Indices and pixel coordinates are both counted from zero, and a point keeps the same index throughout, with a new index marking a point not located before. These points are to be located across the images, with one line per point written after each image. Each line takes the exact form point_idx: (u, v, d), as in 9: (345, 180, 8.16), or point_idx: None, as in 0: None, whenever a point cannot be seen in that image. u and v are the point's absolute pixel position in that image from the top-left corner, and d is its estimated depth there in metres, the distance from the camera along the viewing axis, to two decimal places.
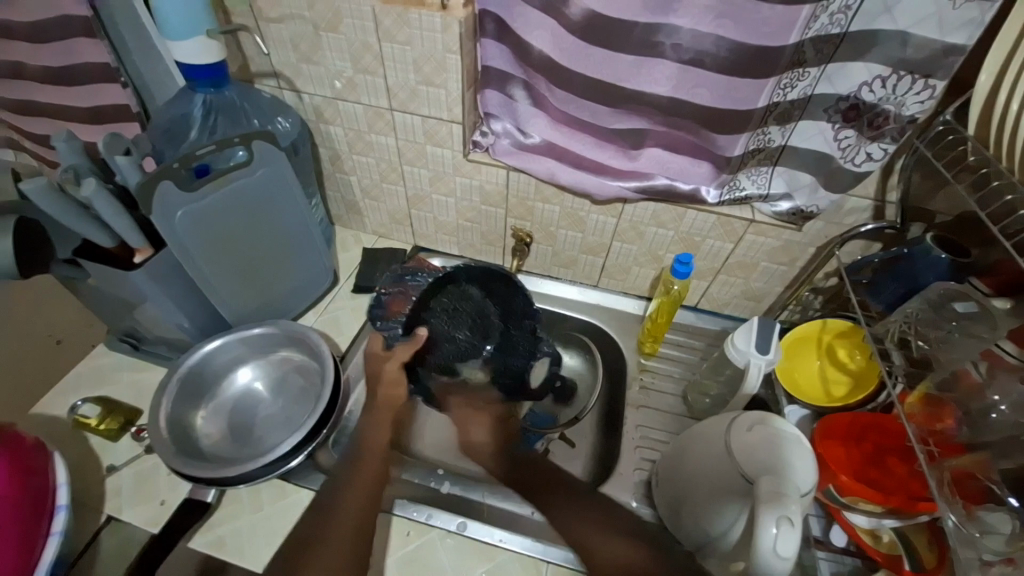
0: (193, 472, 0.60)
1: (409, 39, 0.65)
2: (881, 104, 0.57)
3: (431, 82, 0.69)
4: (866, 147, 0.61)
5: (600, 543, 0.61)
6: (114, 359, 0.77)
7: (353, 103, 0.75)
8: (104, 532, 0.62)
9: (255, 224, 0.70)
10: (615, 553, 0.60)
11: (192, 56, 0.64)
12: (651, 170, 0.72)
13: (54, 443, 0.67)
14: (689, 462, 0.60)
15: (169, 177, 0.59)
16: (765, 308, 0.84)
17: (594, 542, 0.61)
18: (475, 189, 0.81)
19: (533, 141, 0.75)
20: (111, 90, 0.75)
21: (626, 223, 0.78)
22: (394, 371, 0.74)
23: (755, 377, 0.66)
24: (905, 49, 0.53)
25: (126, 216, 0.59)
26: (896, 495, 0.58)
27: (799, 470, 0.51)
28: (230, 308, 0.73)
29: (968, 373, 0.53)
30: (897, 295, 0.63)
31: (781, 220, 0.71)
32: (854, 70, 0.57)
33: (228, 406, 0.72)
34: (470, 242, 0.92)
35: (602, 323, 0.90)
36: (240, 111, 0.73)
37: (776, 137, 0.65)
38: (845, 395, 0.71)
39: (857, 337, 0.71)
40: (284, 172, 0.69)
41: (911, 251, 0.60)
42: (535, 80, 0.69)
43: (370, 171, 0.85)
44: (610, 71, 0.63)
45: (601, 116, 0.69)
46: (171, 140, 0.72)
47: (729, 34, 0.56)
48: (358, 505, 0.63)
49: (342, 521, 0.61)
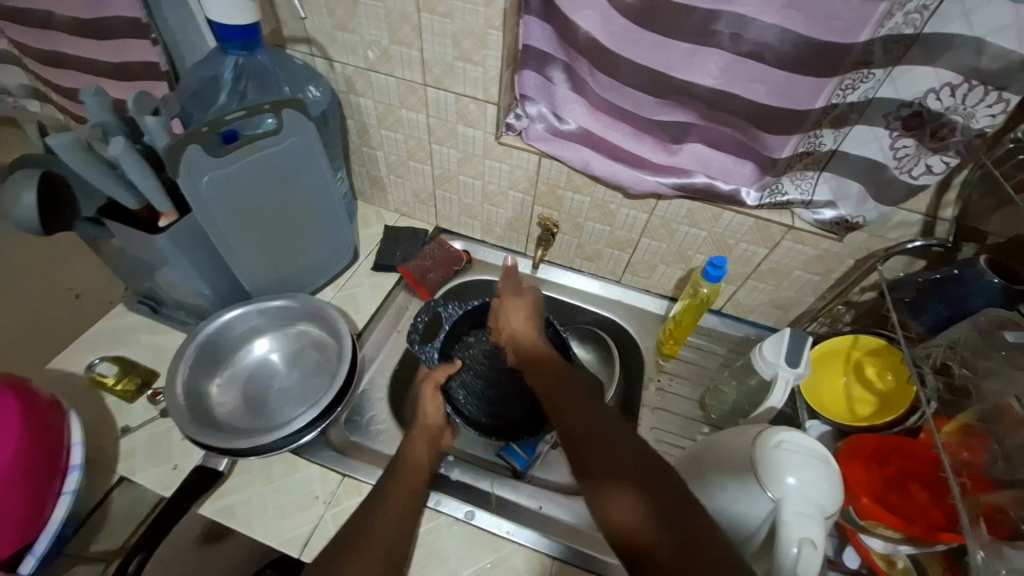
0: (206, 440, 0.60)
1: (450, 11, 0.62)
2: (947, 114, 0.54)
3: (470, 58, 0.66)
4: (927, 158, 0.57)
5: (615, 498, 0.49)
6: (133, 321, 0.77)
7: (386, 76, 0.73)
8: (115, 491, 0.63)
9: (281, 196, 0.68)
10: (618, 514, 0.48)
11: (225, 16, 0.62)
12: (690, 166, 0.69)
13: (70, 400, 0.67)
14: (712, 464, 0.59)
15: (198, 142, 0.58)
16: (793, 318, 0.82)
17: (610, 497, 0.49)
18: (504, 174, 0.79)
19: (568, 128, 0.72)
20: (140, 46, 0.74)
21: (657, 220, 0.75)
22: (430, 393, 0.72)
23: (781, 390, 0.64)
24: (980, 57, 0.49)
25: (153, 178, 0.58)
26: (916, 523, 0.56)
27: (827, 486, 0.49)
28: (252, 279, 0.72)
29: (1011, 407, 0.49)
30: (939, 317, 0.60)
31: (822, 229, 0.68)
32: (921, 75, 0.53)
33: (243, 375, 0.71)
34: (494, 227, 0.90)
35: (621, 320, 0.88)
36: (271, 77, 0.70)
37: (828, 142, 0.62)
38: (871, 415, 0.68)
39: (887, 356, 0.69)
40: (312, 142, 0.67)
41: (963, 273, 0.58)
42: (577, 63, 0.66)
43: (397, 147, 0.83)
44: (660, 58, 0.60)
45: (645, 106, 0.66)
46: (199, 103, 0.70)
47: (796, 28, 0.52)
48: (397, 516, 0.56)
49: (372, 542, 0.53)
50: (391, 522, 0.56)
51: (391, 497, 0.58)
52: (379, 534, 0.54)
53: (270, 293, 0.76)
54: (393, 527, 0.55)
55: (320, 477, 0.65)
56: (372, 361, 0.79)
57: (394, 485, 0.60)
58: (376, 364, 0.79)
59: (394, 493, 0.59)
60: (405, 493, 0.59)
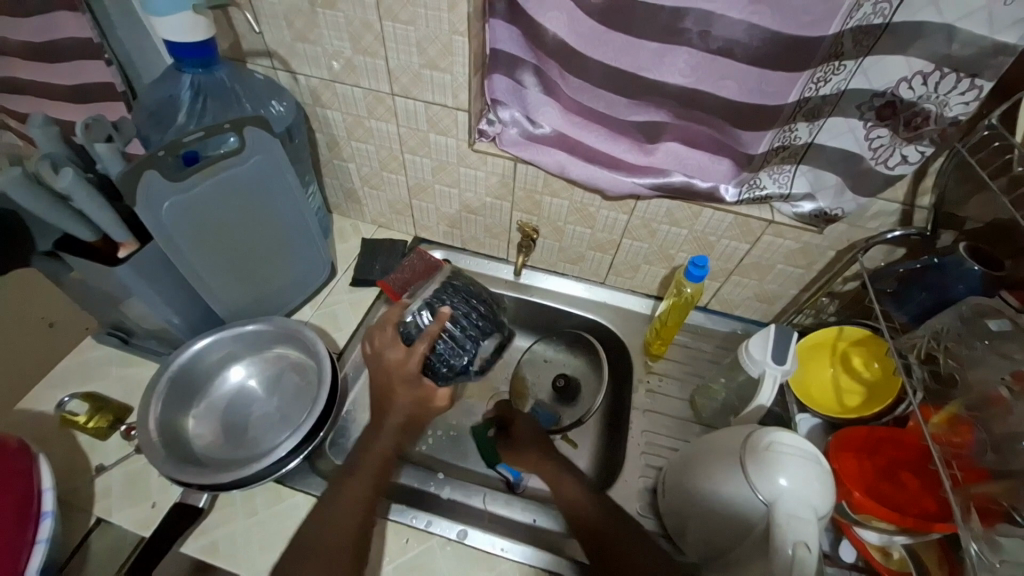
0: (184, 477, 0.57)
1: (413, 18, 0.60)
2: (920, 103, 0.53)
3: (436, 65, 0.64)
4: (902, 148, 0.57)
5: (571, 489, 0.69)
6: (104, 353, 0.74)
7: (352, 87, 0.71)
8: (94, 533, 0.60)
9: (250, 216, 0.66)
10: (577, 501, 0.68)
11: (177, 33, 0.59)
12: (667, 165, 0.67)
13: (40, 441, 0.65)
14: (693, 471, 0.59)
15: (155, 166, 0.56)
16: (778, 311, 0.81)
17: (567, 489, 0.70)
18: (480, 181, 0.78)
19: (542, 131, 0.71)
20: (94, 68, 0.71)
21: (637, 220, 0.74)
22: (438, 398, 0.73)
23: (768, 388, 0.63)
24: (951, 44, 0.49)
25: (108, 210, 0.55)
26: (909, 514, 0.56)
27: (817, 487, 0.49)
28: (224, 305, 0.70)
29: (1000, 395, 0.49)
30: (922, 306, 0.60)
31: (802, 222, 0.67)
32: (891, 65, 0.52)
33: (220, 406, 0.69)
34: (474, 235, 0.88)
35: (607, 322, 0.87)
36: (231, 94, 0.68)
37: (802, 135, 0.61)
38: (859, 405, 0.69)
39: (874, 346, 0.68)
40: (279, 159, 0.65)
41: (942, 262, 0.57)
42: (547, 66, 0.65)
43: (370, 159, 0.81)
44: (630, 59, 0.59)
45: (617, 107, 0.64)
46: (158, 125, 0.68)
47: (764, 23, 0.51)
48: (359, 503, 0.61)
49: (337, 527, 0.59)
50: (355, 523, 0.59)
51: (353, 490, 0.62)
52: (344, 528, 0.59)
53: (243, 317, 0.74)
54: (359, 526, 0.59)
55: (306, 505, 0.64)
56: (354, 381, 0.77)
57: (352, 487, 0.62)
58: (359, 385, 0.78)
59: (360, 486, 0.63)
60: (363, 493, 0.62)
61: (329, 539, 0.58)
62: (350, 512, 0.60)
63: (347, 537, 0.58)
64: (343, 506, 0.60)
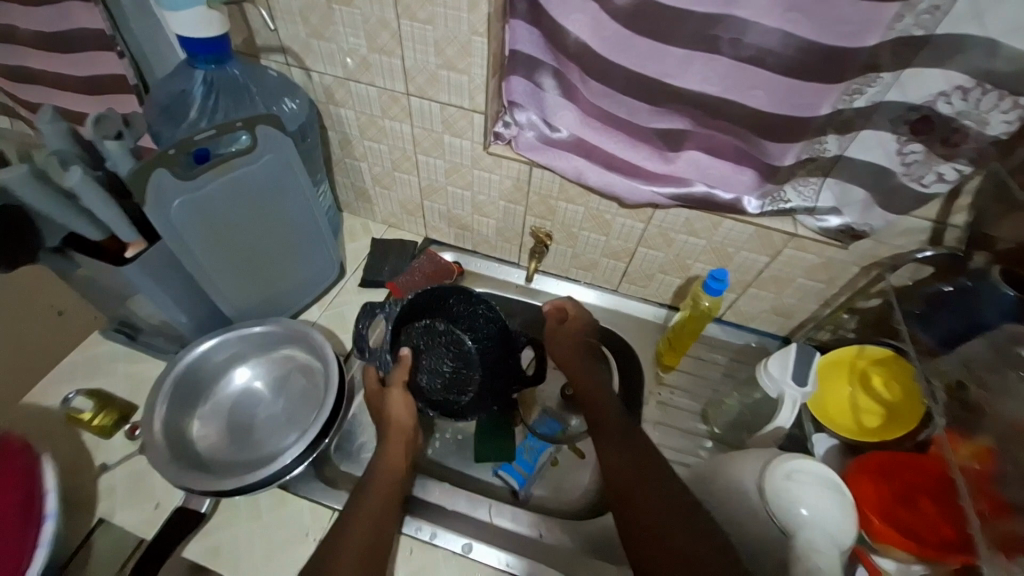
0: (188, 481, 0.57)
1: (431, 17, 0.58)
2: (959, 119, 0.51)
3: (454, 66, 0.63)
4: (938, 166, 0.55)
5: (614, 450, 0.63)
6: (111, 349, 0.73)
7: (366, 85, 0.69)
8: (98, 531, 0.59)
9: (261, 216, 0.65)
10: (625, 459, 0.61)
11: (191, 29, 0.58)
12: (689, 175, 0.65)
13: (45, 438, 0.64)
14: (722, 481, 0.56)
15: (167, 164, 0.54)
16: (795, 325, 0.79)
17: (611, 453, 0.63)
18: (494, 184, 0.76)
19: (560, 136, 0.69)
20: (106, 60, 0.69)
21: (654, 229, 0.72)
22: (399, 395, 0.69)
23: (787, 410, 0.62)
24: (993, 59, 0.47)
25: (117, 209, 0.54)
26: (928, 544, 0.55)
27: (837, 517, 0.48)
28: (231, 305, 0.69)
29: None
30: (950, 330, 0.58)
31: (826, 236, 0.65)
32: (930, 78, 0.50)
33: (225, 407, 0.68)
34: (486, 238, 0.87)
35: (619, 331, 0.85)
36: (243, 90, 0.67)
37: (832, 148, 0.59)
38: (878, 427, 0.66)
39: (894, 366, 0.67)
40: (290, 159, 0.64)
41: (976, 285, 0.56)
42: (567, 69, 0.63)
43: (382, 158, 0.79)
44: (655, 65, 0.57)
45: (639, 113, 0.62)
46: (170, 120, 0.67)
47: (799, 31, 0.49)
48: (375, 518, 0.57)
49: (351, 536, 0.54)
50: (367, 532, 0.55)
51: (367, 503, 0.58)
52: (355, 542, 0.54)
53: (250, 317, 0.73)
54: (371, 538, 0.55)
55: (309, 511, 0.63)
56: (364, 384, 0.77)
57: (366, 501, 0.58)
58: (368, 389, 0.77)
59: (374, 500, 0.58)
60: (377, 507, 0.58)
61: (341, 548, 0.53)
62: (364, 525, 0.55)
63: (360, 548, 0.53)
64: (355, 520, 0.56)
